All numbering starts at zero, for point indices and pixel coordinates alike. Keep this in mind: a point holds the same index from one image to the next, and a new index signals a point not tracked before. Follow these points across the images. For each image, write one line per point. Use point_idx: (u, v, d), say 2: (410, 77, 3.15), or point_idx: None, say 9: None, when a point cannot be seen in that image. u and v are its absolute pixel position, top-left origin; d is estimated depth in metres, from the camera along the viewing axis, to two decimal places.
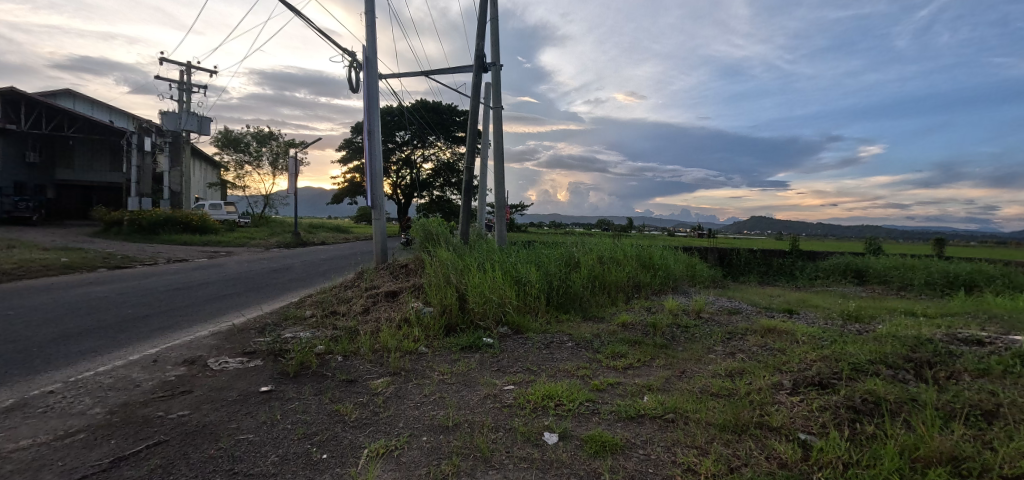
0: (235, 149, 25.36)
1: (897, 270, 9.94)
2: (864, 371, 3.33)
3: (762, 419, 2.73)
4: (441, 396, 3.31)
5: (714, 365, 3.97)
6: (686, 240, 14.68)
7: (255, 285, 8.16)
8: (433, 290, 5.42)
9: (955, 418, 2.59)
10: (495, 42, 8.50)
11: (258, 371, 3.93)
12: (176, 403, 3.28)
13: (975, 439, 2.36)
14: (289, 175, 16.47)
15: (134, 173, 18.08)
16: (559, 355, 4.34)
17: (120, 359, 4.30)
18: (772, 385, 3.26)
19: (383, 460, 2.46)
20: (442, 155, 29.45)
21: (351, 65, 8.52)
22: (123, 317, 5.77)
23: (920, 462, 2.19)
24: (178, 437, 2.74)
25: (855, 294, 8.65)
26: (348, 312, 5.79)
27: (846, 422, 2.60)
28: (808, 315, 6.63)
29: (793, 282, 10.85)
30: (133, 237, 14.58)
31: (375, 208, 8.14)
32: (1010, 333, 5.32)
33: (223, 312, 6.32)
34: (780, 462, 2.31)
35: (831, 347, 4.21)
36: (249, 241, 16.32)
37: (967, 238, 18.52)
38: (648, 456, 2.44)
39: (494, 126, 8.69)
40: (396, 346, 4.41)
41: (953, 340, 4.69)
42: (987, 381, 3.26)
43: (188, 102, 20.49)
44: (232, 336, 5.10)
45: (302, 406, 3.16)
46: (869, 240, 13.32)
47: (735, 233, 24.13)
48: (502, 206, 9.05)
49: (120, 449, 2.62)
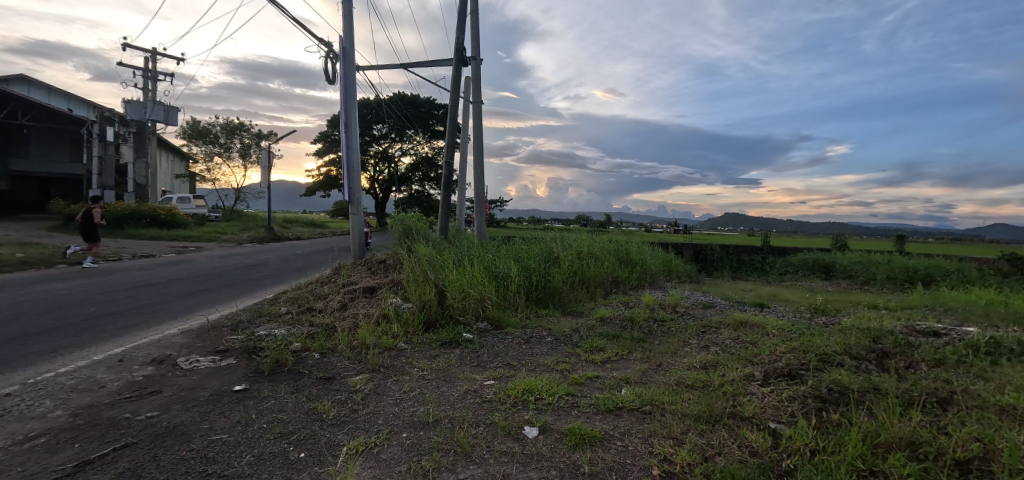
0: (204, 141, 24.38)
1: (861, 265, 10.39)
2: (830, 362, 3.48)
3: (735, 409, 2.84)
4: (421, 393, 3.29)
5: (688, 358, 4.07)
6: (662, 236, 14.92)
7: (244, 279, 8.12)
8: (412, 286, 5.40)
9: (913, 405, 2.74)
10: (476, 36, 8.42)
11: (232, 369, 3.85)
12: (145, 403, 3.18)
13: (932, 425, 2.51)
14: (263, 168, 15.93)
15: (95, 164, 17.18)
16: (539, 349, 4.38)
17: (84, 359, 4.13)
18: (744, 377, 3.38)
19: (362, 457, 2.45)
20: (421, 149, 29.05)
21: (326, 55, 8.26)
22: (86, 315, 5.53)
23: (881, 447, 2.31)
24: (147, 439, 2.66)
25: (822, 288, 8.98)
26: (325, 308, 5.71)
27: (814, 411, 2.73)
28: (778, 308, 6.87)
29: (764, 277, 11.18)
30: (96, 232, 13.96)
31: (352, 203, 8.01)
32: (963, 324, 5.65)
33: (194, 310, 6.08)
34: (753, 450, 2.40)
35: (799, 339, 4.40)
36: (220, 235, 15.81)
37: (926, 235, 19.54)
38: (626, 447, 2.50)
39: (474, 120, 8.61)
40: (375, 343, 4.37)
41: (913, 331, 4.96)
42: (941, 370, 3.47)
43: (152, 89, 19.52)
44: (204, 334, 4.95)
45: (278, 405, 3.10)
46: (836, 237, 13.82)
47: (709, 228, 24.62)
48: (482, 200, 9.00)
49: (84, 453, 2.51)
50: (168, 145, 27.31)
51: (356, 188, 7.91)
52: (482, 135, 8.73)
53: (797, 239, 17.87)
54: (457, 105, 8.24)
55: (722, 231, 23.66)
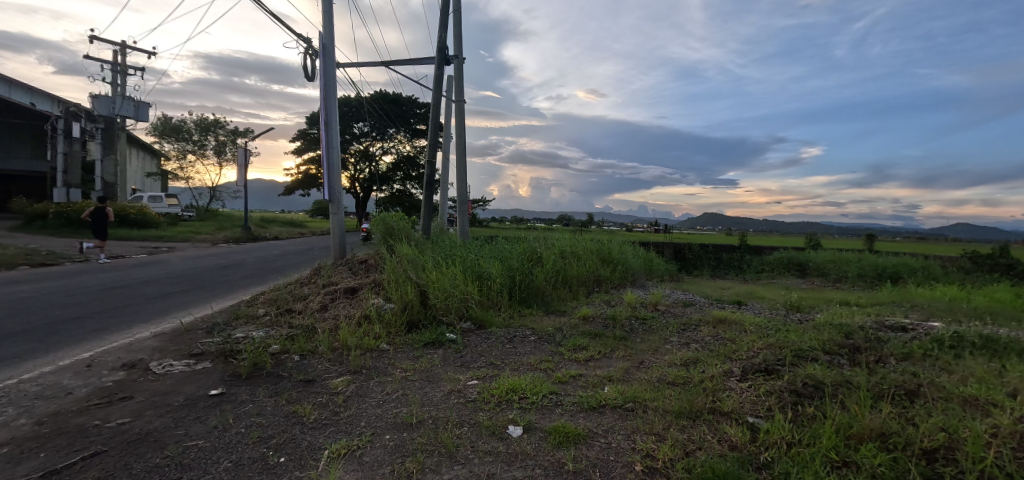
0: (177, 138, 23.59)
1: (833, 263, 10.74)
2: (805, 357, 3.59)
3: (715, 404, 2.90)
4: (404, 394, 3.26)
5: (669, 355, 4.14)
6: (642, 236, 15.14)
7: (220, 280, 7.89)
8: (393, 286, 5.34)
9: (883, 397, 2.85)
10: (459, 35, 8.39)
11: (208, 373, 3.75)
12: (115, 410, 3.06)
13: (900, 416, 2.61)
14: (240, 167, 15.52)
15: (60, 161, 16.49)
16: (522, 348, 4.39)
17: (49, 365, 3.95)
18: (723, 373, 3.47)
19: (345, 460, 2.42)
20: (403, 148, 28.75)
21: (305, 51, 8.10)
22: (51, 319, 5.29)
23: (854, 438, 2.39)
24: (118, 446, 2.56)
25: (797, 286, 9.26)
26: (304, 309, 5.60)
27: (790, 404, 2.81)
28: (755, 305, 7.05)
29: (742, 275, 11.45)
30: (60, 232, 13.38)
31: (332, 202, 7.89)
32: (929, 319, 5.92)
33: (167, 313, 5.89)
34: (732, 444, 2.46)
35: (775, 335, 4.53)
36: (194, 235, 15.35)
37: (893, 234, 20.30)
38: (609, 444, 2.53)
39: (456, 119, 8.57)
40: (357, 344, 4.31)
41: (882, 326, 5.16)
42: (909, 364, 3.62)
43: (121, 84, 18.82)
44: (178, 337, 4.80)
45: (257, 409, 3.03)
46: (809, 236, 14.25)
47: (688, 228, 25.03)
48: (465, 199, 8.96)
49: (50, 462, 2.41)
50: (138, 142, 26.40)
51: (336, 187, 7.78)
52: (464, 134, 8.69)
53: (772, 238, 18.35)
54: (439, 105, 8.19)
55: (700, 230, 24.13)
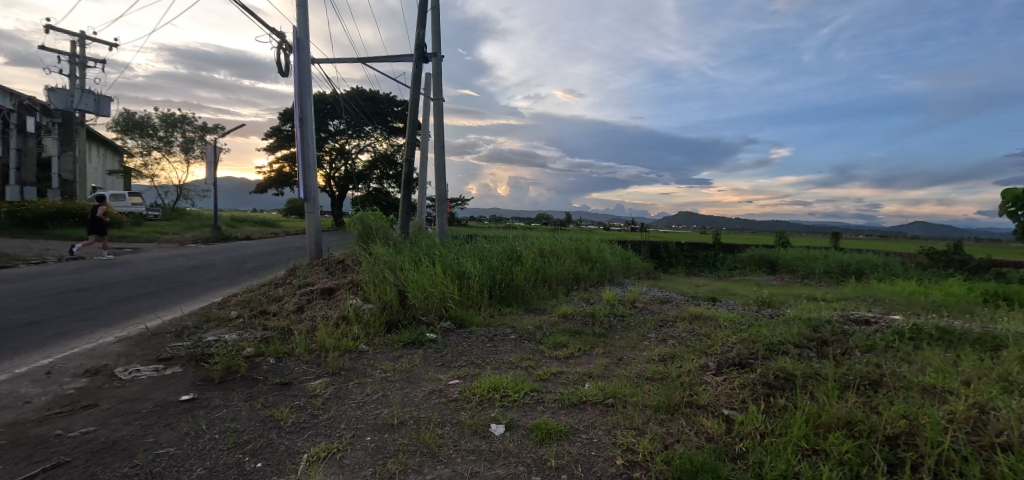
0: (140, 134, 22.59)
1: (801, 260, 11.17)
2: (776, 350, 3.73)
3: (692, 398, 2.99)
4: (385, 395, 3.22)
5: (647, 351, 4.24)
6: (619, 234, 15.39)
7: (190, 282, 7.61)
8: (372, 287, 5.27)
9: (849, 388, 2.99)
10: (437, 33, 8.31)
11: (178, 378, 3.62)
12: (79, 418, 2.92)
13: (865, 405, 2.74)
14: (208, 163, 14.97)
15: (12, 157, 15.58)
16: (502, 347, 4.40)
17: (4, 373, 3.73)
18: (699, 367, 3.57)
19: (325, 463, 2.38)
20: (380, 146, 28.24)
21: (278, 46, 7.88)
22: (6, 324, 5.00)
23: (822, 427, 2.50)
24: (84, 456, 2.46)
25: (767, 282, 9.60)
26: (279, 311, 5.46)
27: (762, 396, 2.91)
28: (729, 301, 7.28)
29: (715, 272, 11.79)
30: (12, 232, 12.64)
31: (307, 201, 7.71)
32: (890, 313, 6.24)
33: (133, 317, 5.64)
34: (708, 436, 2.54)
35: (748, 330, 4.69)
36: (160, 235, 14.74)
37: (856, 232, 21.22)
38: (591, 440, 2.57)
39: (435, 117, 8.51)
40: (334, 345, 4.24)
41: (847, 320, 5.42)
42: (872, 355, 3.80)
43: (79, 77, 17.86)
44: (145, 342, 4.61)
45: (231, 414, 2.94)
46: (778, 234, 14.76)
47: (662, 227, 25.55)
48: (443, 198, 8.89)
49: (8, 475, 2.29)
50: (98, 137, 25.19)
51: (310, 185, 7.61)
52: (442, 133, 8.63)
53: (743, 236, 18.93)
54: (417, 102, 8.11)
55: (673, 228, 24.65)
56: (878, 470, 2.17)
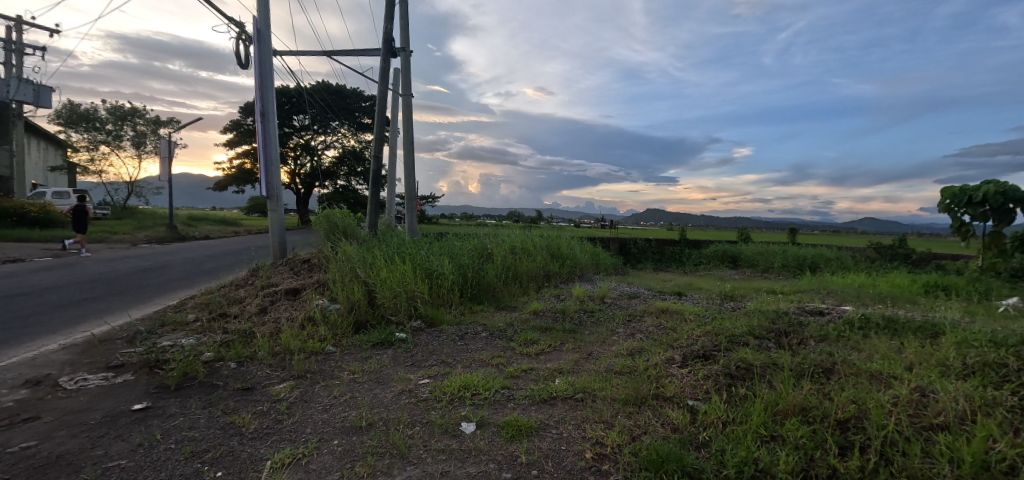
0: (86, 127, 21.24)
1: (761, 255, 11.62)
2: (738, 342, 3.86)
3: (658, 390, 3.05)
4: (353, 396, 3.15)
5: (616, 346, 4.31)
6: (588, 231, 15.58)
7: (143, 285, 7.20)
8: (340, 286, 5.15)
9: (804, 376, 3.12)
10: (405, 27, 8.16)
11: (129, 386, 3.42)
12: (18, 432, 2.73)
13: (819, 391, 2.87)
14: (162, 159, 14.21)
15: None
16: (473, 345, 4.38)
17: None
18: (665, 360, 3.65)
19: (289, 469, 2.31)
20: (347, 142, 27.65)
21: (237, 37, 7.54)
22: None
23: (780, 414, 2.60)
24: (21, 475, 2.28)
25: (730, 276, 9.94)
26: (240, 313, 5.25)
27: (725, 387, 3.00)
28: (693, 296, 7.49)
29: (681, 267, 12.10)
30: None
31: (270, 199, 7.45)
32: (842, 304, 6.59)
33: (79, 322, 5.29)
34: (674, 427, 2.61)
35: (712, 323, 4.84)
36: (112, 236, 13.82)
37: (811, 228, 22.28)
38: (561, 435, 2.59)
39: (403, 113, 8.36)
40: (300, 347, 4.11)
41: (803, 311, 5.70)
42: (825, 344, 4.00)
43: (15, 65, 16.57)
44: (93, 349, 4.33)
45: (188, 422, 2.80)
46: (740, 230, 15.30)
47: (630, 224, 26.04)
48: (413, 196, 8.74)
49: None
50: (38, 130, 23.51)
51: (272, 182, 7.33)
52: (411, 128, 8.49)
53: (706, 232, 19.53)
54: (385, 98, 7.94)
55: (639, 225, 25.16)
56: (830, 453, 2.28)
